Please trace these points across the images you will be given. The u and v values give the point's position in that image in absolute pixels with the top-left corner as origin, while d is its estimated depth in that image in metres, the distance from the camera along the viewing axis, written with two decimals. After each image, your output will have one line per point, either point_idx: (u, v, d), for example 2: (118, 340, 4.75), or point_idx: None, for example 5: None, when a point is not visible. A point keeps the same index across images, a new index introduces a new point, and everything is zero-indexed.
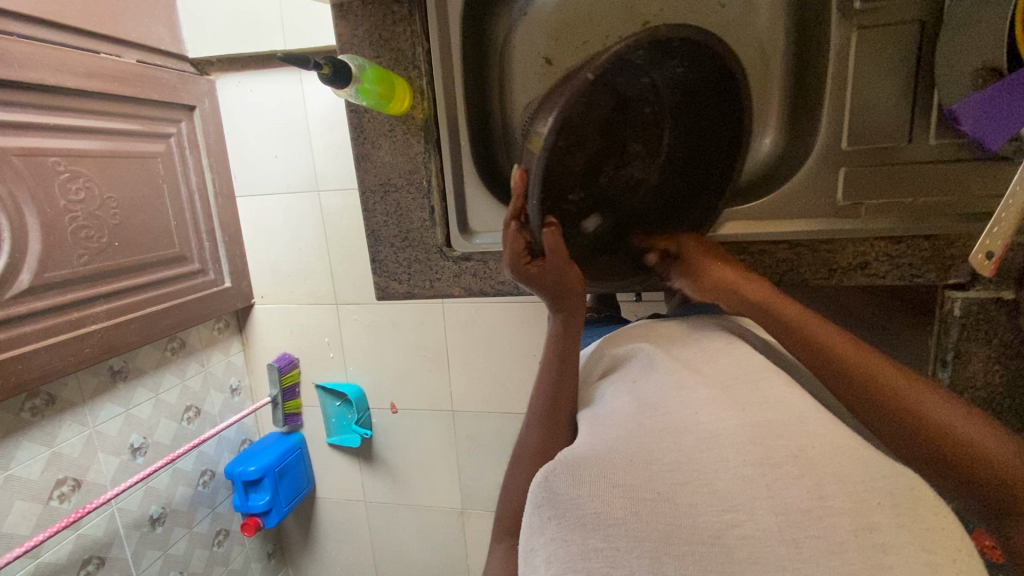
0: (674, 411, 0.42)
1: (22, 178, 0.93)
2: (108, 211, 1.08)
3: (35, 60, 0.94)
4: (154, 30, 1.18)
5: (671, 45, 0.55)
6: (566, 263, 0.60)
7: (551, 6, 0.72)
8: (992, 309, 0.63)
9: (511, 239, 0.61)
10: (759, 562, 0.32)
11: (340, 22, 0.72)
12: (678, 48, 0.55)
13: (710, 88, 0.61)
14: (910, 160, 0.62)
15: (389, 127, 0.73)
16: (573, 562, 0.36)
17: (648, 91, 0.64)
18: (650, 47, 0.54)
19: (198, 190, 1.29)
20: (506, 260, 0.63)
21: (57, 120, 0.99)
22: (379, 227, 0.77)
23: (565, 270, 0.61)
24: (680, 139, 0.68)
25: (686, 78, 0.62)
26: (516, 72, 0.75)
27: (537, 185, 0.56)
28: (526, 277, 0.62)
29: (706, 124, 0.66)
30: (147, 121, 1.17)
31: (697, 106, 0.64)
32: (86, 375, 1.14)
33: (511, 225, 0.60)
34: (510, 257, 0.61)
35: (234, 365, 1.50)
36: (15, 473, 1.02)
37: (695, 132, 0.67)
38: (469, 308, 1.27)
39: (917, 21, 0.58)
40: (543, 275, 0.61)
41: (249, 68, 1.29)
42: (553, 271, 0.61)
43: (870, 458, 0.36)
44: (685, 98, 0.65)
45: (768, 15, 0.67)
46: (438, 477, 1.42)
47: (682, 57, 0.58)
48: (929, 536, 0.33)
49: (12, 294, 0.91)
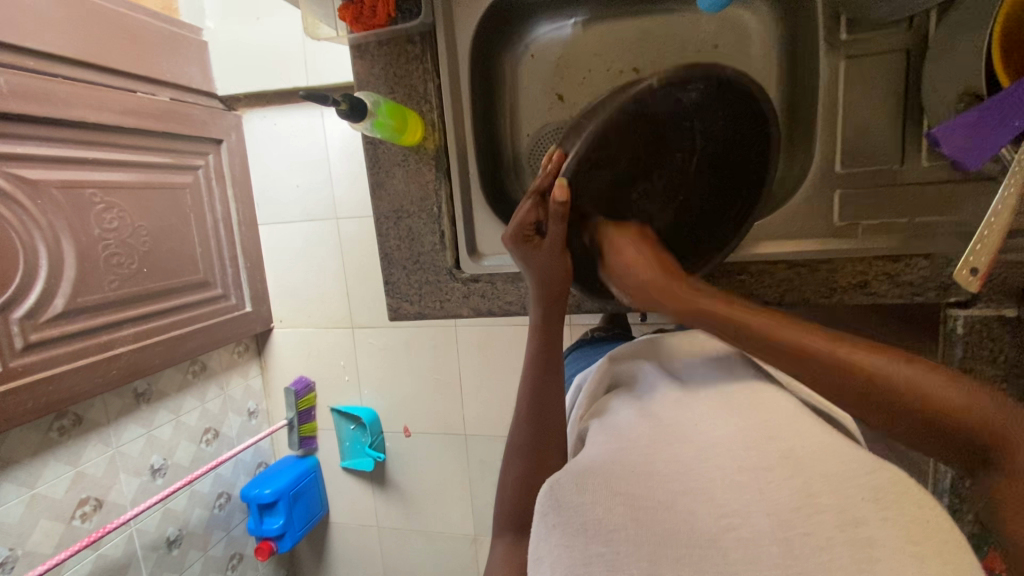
0: (677, 422, 0.42)
1: (60, 208, 0.99)
2: (138, 238, 1.14)
3: (78, 100, 1.01)
4: (187, 71, 1.27)
5: (728, 93, 0.59)
6: (560, 256, 0.65)
7: (557, 42, 0.78)
8: (996, 327, 0.62)
9: (524, 211, 0.64)
10: (752, 561, 0.30)
11: (358, 61, 0.76)
12: (727, 100, 0.60)
13: (742, 139, 0.64)
14: (905, 181, 0.63)
15: (402, 157, 0.77)
16: (576, 571, 0.33)
17: (686, 138, 0.65)
18: (708, 88, 0.58)
19: (223, 219, 1.35)
20: (510, 229, 0.66)
21: (94, 155, 1.06)
22: (392, 251, 0.80)
23: (558, 261, 0.65)
24: (698, 192, 0.70)
25: (724, 131, 0.65)
26: (525, 106, 0.80)
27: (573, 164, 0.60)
28: (522, 248, 0.66)
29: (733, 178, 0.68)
30: (176, 154, 1.23)
31: (729, 159, 0.67)
32: (112, 397, 1.18)
33: (529, 198, 0.64)
34: (517, 225, 0.65)
35: (253, 388, 1.53)
36: (40, 492, 1.06)
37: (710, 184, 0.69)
38: (482, 331, 1.29)
39: (903, 50, 0.61)
40: (538, 254, 0.65)
41: (274, 103, 1.37)
42: (548, 256, 0.65)
43: (855, 455, 0.35)
44: (715, 149, 0.66)
45: (761, 44, 0.71)
46: (449, 501, 1.42)
47: (723, 108, 0.62)
48: (919, 529, 0.30)
49: (47, 317, 0.97)
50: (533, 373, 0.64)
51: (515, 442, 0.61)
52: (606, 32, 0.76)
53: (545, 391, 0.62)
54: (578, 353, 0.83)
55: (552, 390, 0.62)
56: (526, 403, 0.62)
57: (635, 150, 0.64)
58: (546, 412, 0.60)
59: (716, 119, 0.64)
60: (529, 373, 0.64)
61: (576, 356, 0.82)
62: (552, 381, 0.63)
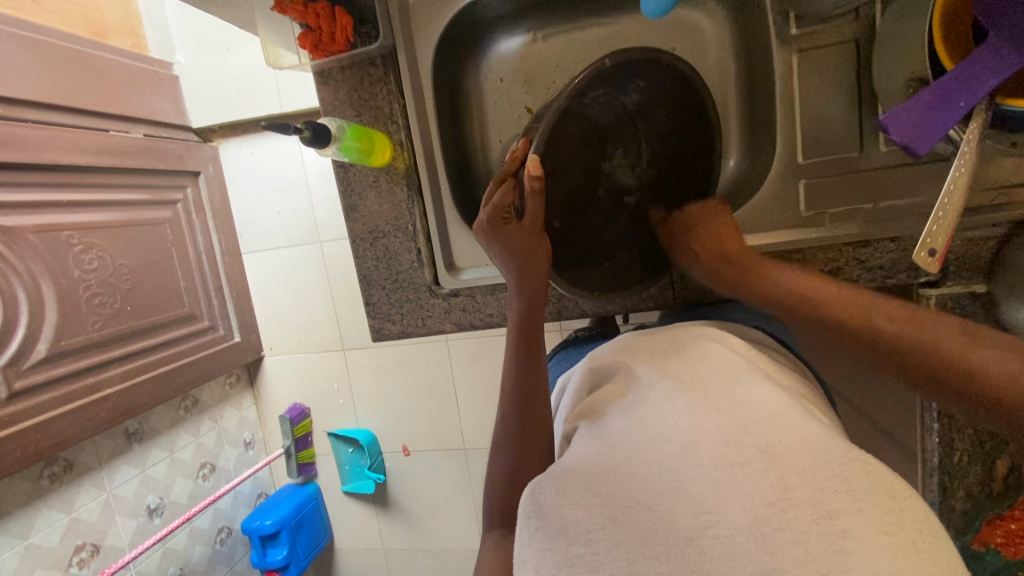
0: (654, 423, 0.40)
1: (38, 253, 0.98)
2: (120, 277, 1.13)
3: (48, 142, 1.01)
4: (159, 106, 1.27)
5: (662, 86, 0.63)
6: (535, 239, 0.65)
7: (515, 55, 0.79)
8: (968, 304, 0.63)
9: (500, 194, 0.64)
10: (729, 559, 0.29)
11: (323, 88, 0.77)
12: (668, 93, 0.64)
13: (682, 129, 0.68)
14: (865, 168, 0.64)
15: (373, 178, 0.78)
16: (558, 572, 0.33)
17: (631, 144, 0.68)
18: (645, 83, 0.63)
19: (205, 252, 1.35)
20: (484, 214, 0.65)
21: (70, 197, 1.05)
22: (370, 272, 0.80)
23: (535, 241, 0.65)
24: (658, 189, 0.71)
25: (666, 130, 0.68)
26: (493, 120, 0.81)
27: (541, 144, 0.60)
28: (498, 235, 0.65)
29: (677, 174, 0.70)
30: (154, 190, 1.23)
31: (674, 158, 0.70)
32: (103, 439, 1.17)
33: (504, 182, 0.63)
34: (491, 209, 0.63)
35: (247, 419, 1.52)
36: (34, 541, 1.04)
37: (665, 181, 0.70)
38: (474, 344, 1.28)
39: (853, 40, 0.62)
40: (513, 236, 0.64)
41: (249, 132, 1.37)
42: (524, 237, 0.64)
43: (829, 447, 0.33)
44: (659, 151, 0.69)
45: (717, 44, 0.73)
46: (454, 517, 1.41)
47: (665, 104, 0.66)
48: (887, 519, 0.29)
49: (31, 363, 0.96)
50: (517, 371, 0.62)
51: (497, 440, 0.59)
52: (563, 43, 0.77)
53: (527, 395, 0.61)
54: (563, 352, 0.84)
55: (538, 393, 0.61)
56: (509, 408, 0.60)
57: (585, 154, 0.67)
58: (532, 412, 0.59)
59: (656, 117, 0.67)
60: (513, 373, 0.63)
61: (561, 357, 0.83)
62: (535, 376, 0.62)
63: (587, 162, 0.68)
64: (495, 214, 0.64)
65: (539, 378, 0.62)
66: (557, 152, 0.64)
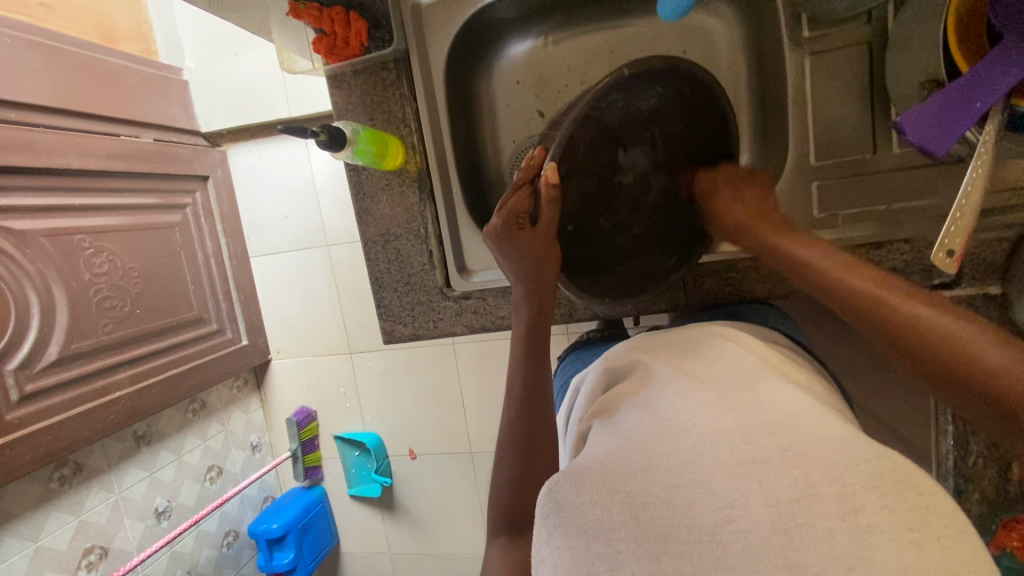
0: (672, 420, 0.40)
1: (49, 256, 0.99)
2: (130, 280, 1.14)
3: (60, 147, 1.02)
4: (169, 111, 1.28)
5: (681, 92, 0.62)
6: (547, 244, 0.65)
7: (526, 58, 0.80)
8: (983, 305, 0.63)
9: (517, 199, 0.64)
10: (752, 554, 0.29)
11: (336, 91, 0.77)
12: (686, 99, 0.63)
13: (697, 135, 0.67)
14: (879, 170, 0.64)
15: (385, 181, 0.78)
16: (578, 571, 0.33)
17: (647, 148, 0.67)
18: (663, 89, 0.61)
19: (214, 255, 1.35)
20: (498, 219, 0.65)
21: (81, 201, 1.06)
22: (382, 274, 0.81)
23: (548, 245, 0.65)
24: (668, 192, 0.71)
25: (683, 135, 0.67)
26: (505, 124, 0.82)
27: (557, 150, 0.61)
28: (511, 240, 0.65)
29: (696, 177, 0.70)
30: (164, 194, 1.24)
31: (692, 162, 0.69)
32: (112, 442, 1.17)
33: (522, 187, 0.64)
34: (507, 214, 0.64)
35: (254, 422, 1.52)
36: (44, 543, 1.04)
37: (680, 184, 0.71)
38: (481, 346, 1.28)
39: (865, 43, 0.62)
40: (525, 242, 0.64)
41: (258, 137, 1.38)
42: (535, 243, 0.65)
43: (851, 444, 0.33)
44: (676, 154, 0.69)
45: (727, 46, 0.73)
46: (460, 522, 1.40)
47: (682, 111, 0.65)
48: (912, 515, 0.29)
49: (42, 366, 0.96)
50: (526, 374, 0.63)
51: (507, 439, 0.60)
52: (575, 47, 0.78)
53: (540, 396, 0.61)
54: (573, 355, 0.84)
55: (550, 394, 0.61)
56: (521, 409, 0.61)
57: (600, 161, 0.67)
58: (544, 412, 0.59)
59: (674, 123, 0.66)
60: (521, 374, 0.63)
61: (572, 359, 0.83)
62: (545, 378, 0.62)
63: (603, 168, 0.68)
64: (510, 219, 0.64)
65: (549, 378, 0.63)
66: (572, 160, 0.64)
